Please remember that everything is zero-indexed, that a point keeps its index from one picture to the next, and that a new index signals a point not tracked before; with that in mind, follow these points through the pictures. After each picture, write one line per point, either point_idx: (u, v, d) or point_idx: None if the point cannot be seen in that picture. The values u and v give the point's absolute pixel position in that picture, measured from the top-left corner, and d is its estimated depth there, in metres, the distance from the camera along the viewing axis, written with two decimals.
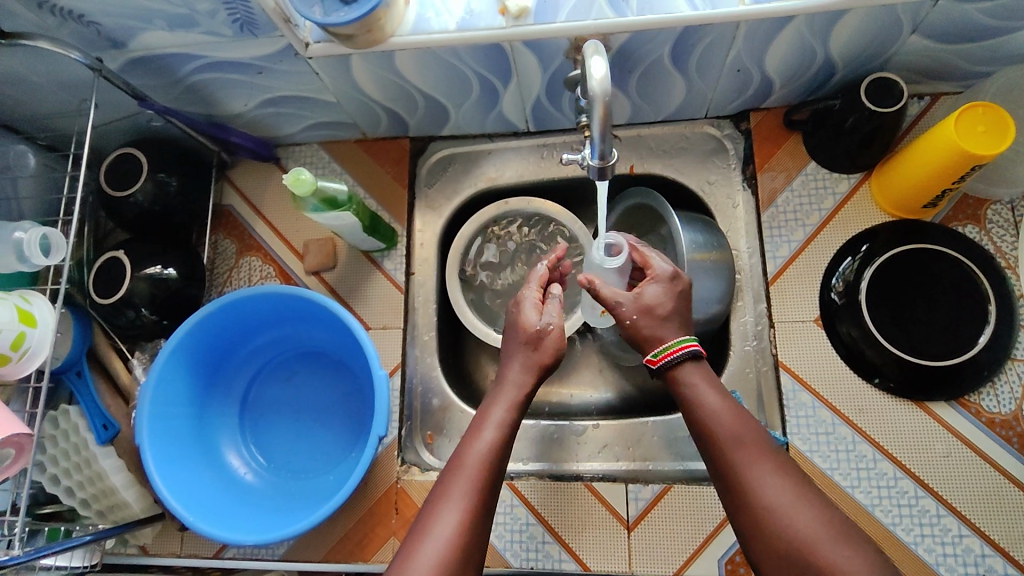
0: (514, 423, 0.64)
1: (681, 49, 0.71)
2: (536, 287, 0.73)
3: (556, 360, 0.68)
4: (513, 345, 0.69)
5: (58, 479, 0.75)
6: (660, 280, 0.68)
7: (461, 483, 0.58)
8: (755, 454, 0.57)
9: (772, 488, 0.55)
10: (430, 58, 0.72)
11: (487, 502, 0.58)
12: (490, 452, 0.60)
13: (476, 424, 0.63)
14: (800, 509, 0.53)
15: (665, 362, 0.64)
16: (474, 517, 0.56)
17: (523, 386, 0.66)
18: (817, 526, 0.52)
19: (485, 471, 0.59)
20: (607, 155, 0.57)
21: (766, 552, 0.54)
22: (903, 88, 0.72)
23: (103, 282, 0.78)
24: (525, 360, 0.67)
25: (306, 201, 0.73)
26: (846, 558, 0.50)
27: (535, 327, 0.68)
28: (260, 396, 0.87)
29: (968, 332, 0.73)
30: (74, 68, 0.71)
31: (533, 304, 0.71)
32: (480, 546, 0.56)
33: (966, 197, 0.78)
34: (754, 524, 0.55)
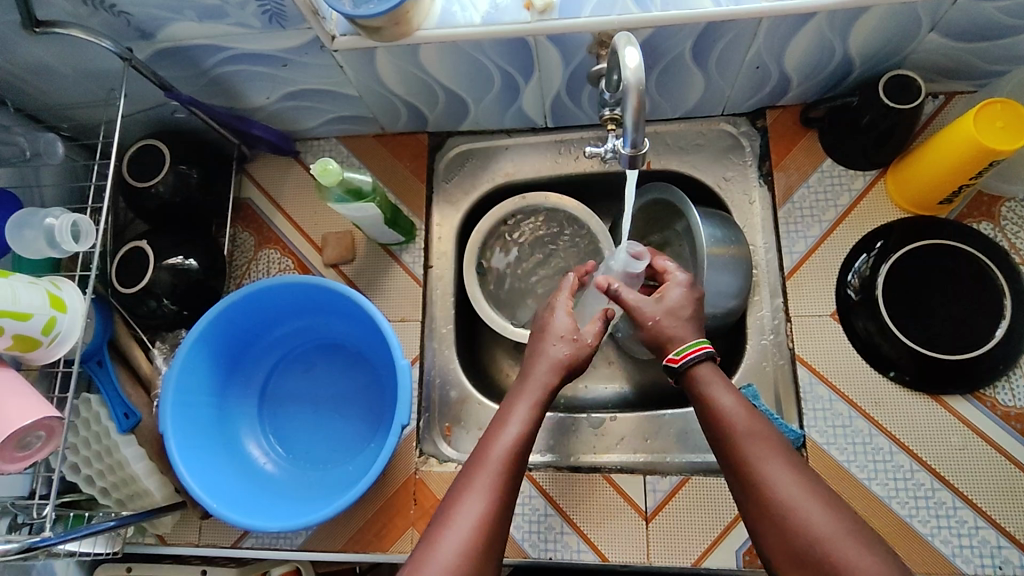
0: (538, 420, 0.63)
1: (703, 45, 0.72)
2: (567, 292, 0.74)
3: (582, 367, 0.70)
4: (540, 345, 0.69)
5: (79, 467, 0.76)
6: (680, 285, 0.71)
7: (485, 472, 0.57)
8: (765, 449, 0.57)
9: (786, 483, 0.54)
10: (455, 51, 0.73)
11: (511, 494, 0.57)
12: (514, 444, 0.59)
13: (501, 417, 0.62)
14: (813, 502, 0.53)
15: (687, 359, 0.64)
16: (499, 507, 0.56)
17: (547, 384, 0.66)
18: (831, 520, 0.51)
19: (508, 463, 0.58)
20: (638, 144, 0.58)
21: (782, 548, 0.53)
22: (921, 85, 0.73)
23: (127, 273, 0.79)
24: (553, 360, 0.67)
25: (331, 191, 0.73)
26: (859, 553, 0.49)
27: (575, 334, 0.70)
28: (279, 387, 0.88)
29: (984, 326, 0.74)
30: (102, 59, 0.72)
31: (566, 310, 0.72)
32: (502, 538, 0.55)
33: (981, 194, 0.79)
34: (770, 519, 0.54)
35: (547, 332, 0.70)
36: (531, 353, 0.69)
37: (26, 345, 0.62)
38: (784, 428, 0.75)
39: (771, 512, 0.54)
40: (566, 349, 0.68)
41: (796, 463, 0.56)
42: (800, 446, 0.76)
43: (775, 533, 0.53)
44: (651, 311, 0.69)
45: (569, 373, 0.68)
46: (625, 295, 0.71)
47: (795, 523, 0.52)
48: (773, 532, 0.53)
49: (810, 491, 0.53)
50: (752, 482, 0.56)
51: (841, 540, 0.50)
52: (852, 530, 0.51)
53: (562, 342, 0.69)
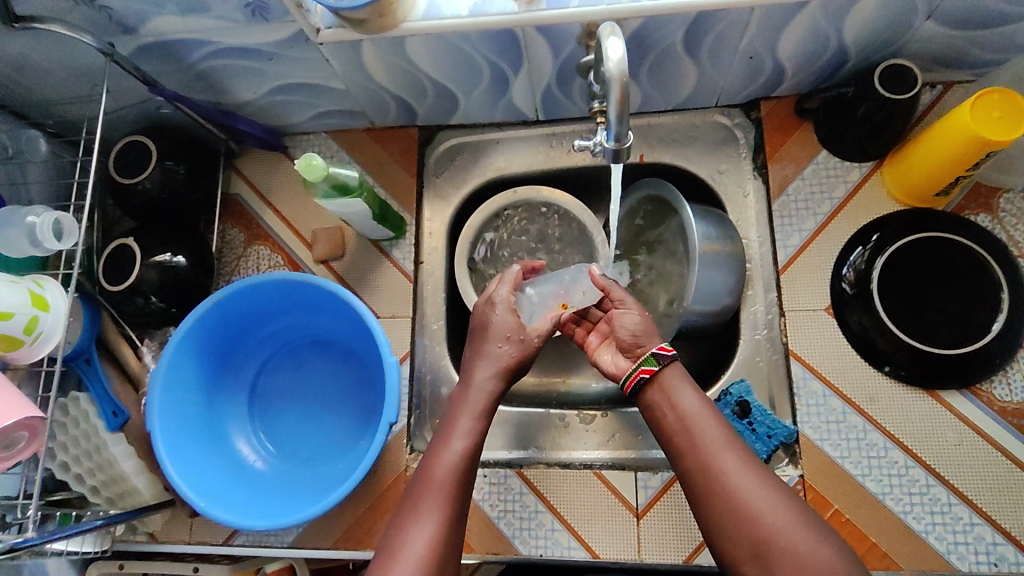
0: (482, 432, 0.64)
1: (694, 36, 0.70)
2: (509, 287, 0.74)
3: (526, 367, 0.71)
4: (485, 348, 0.69)
5: (69, 465, 0.75)
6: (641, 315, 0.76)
7: (433, 493, 0.58)
8: (718, 447, 0.58)
9: (743, 485, 0.55)
10: (442, 43, 0.71)
11: (460, 508, 0.59)
12: (458, 463, 0.60)
13: (446, 431, 0.63)
14: (766, 499, 0.54)
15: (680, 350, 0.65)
16: (448, 527, 0.57)
17: (489, 391, 0.66)
18: (783, 515, 0.53)
19: (453, 482, 0.59)
20: (622, 137, 0.57)
21: (733, 544, 0.55)
22: (917, 74, 0.71)
23: (114, 270, 0.78)
24: (497, 364, 0.68)
25: (319, 186, 0.73)
26: (809, 544, 0.52)
27: (520, 334, 0.70)
28: (269, 384, 0.87)
29: (981, 320, 0.72)
30: (84, 54, 0.71)
31: (508, 308, 0.72)
32: (454, 554, 0.57)
33: (979, 185, 0.78)
34: (722, 514, 0.56)
35: (490, 333, 0.70)
36: (473, 356, 0.70)
37: (9, 344, 0.61)
38: (776, 425, 0.75)
39: (728, 515, 0.55)
40: (511, 350, 0.69)
41: (751, 461, 0.57)
42: (793, 442, 0.75)
43: (726, 529, 0.55)
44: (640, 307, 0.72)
45: (516, 373, 0.69)
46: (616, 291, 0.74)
47: (746, 519, 0.54)
48: (723, 528, 0.55)
49: (761, 487, 0.55)
50: (704, 483, 0.57)
51: (792, 536, 0.52)
52: (801, 521, 0.53)
53: (507, 343, 0.69)
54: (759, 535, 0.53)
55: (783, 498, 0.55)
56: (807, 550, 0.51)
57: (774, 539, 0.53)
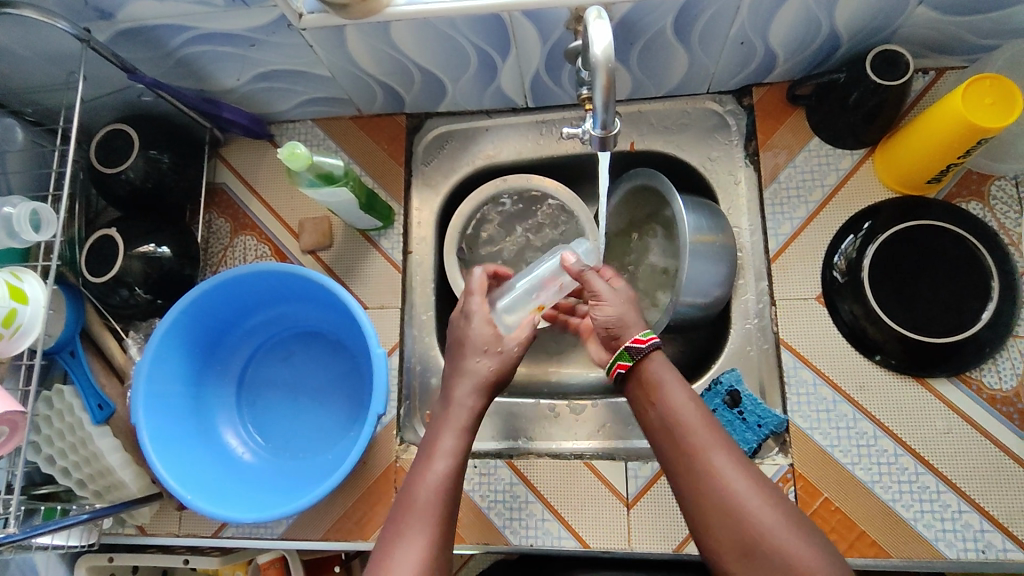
0: (465, 449, 0.63)
1: (684, 20, 0.69)
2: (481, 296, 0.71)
3: (507, 380, 0.68)
4: (461, 362, 0.67)
5: (54, 460, 0.74)
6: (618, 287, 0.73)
7: (419, 512, 0.57)
8: (707, 443, 0.57)
9: (730, 479, 0.55)
10: (427, 29, 0.70)
11: (448, 524, 0.58)
12: (443, 483, 0.59)
13: (428, 451, 0.62)
14: (752, 496, 0.54)
15: (652, 342, 0.63)
16: (437, 547, 0.56)
17: (469, 408, 0.64)
18: (774, 516, 0.53)
19: (439, 501, 0.58)
20: (608, 125, 0.56)
21: (721, 541, 0.55)
22: (908, 60, 0.70)
23: (95, 261, 0.77)
24: (477, 380, 0.66)
25: (301, 175, 0.71)
26: (800, 545, 0.52)
27: (497, 346, 0.67)
28: (256, 376, 0.87)
29: (971, 309, 0.72)
30: (61, 39, 0.69)
31: (484, 318, 0.69)
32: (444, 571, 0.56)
33: (970, 172, 0.78)
34: (710, 511, 0.55)
35: (467, 345, 0.68)
36: (453, 370, 0.67)
37: None
38: (766, 415, 0.75)
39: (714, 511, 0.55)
40: (490, 364, 0.66)
41: (738, 458, 0.57)
42: (783, 431, 0.75)
43: (713, 525, 0.55)
44: (619, 295, 0.68)
45: (496, 388, 0.67)
46: (589, 279, 0.70)
47: (735, 516, 0.54)
48: (708, 523, 0.55)
49: (745, 483, 0.55)
50: (693, 479, 0.57)
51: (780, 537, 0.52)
52: (793, 524, 0.53)
53: (485, 356, 0.67)
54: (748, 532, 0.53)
55: (772, 497, 0.55)
56: (798, 550, 0.52)
57: (765, 537, 0.52)
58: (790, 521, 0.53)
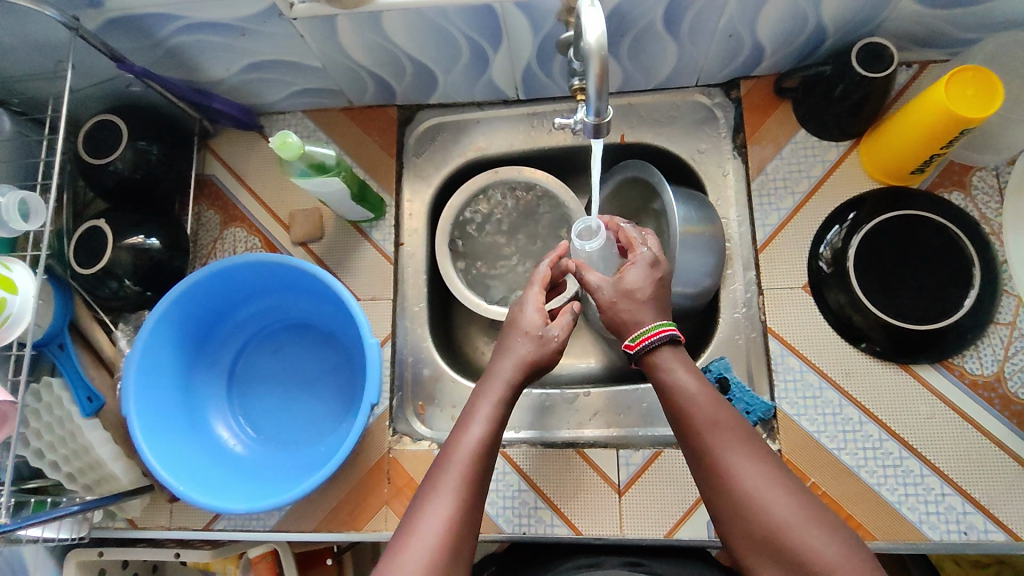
0: (503, 418, 0.62)
1: (674, 12, 0.70)
2: (538, 287, 0.72)
3: (548, 366, 0.67)
4: (510, 339, 0.67)
5: (42, 453, 0.73)
6: (641, 265, 0.67)
7: (450, 475, 0.57)
8: (730, 439, 0.57)
9: (751, 474, 0.55)
10: (418, 19, 0.70)
11: (479, 491, 0.57)
12: (477, 448, 0.58)
13: (464, 418, 0.61)
14: (773, 490, 0.54)
15: (642, 346, 0.63)
16: (464, 514, 0.55)
17: (506, 380, 0.64)
18: (793, 511, 0.53)
19: (473, 464, 0.57)
20: (602, 113, 0.57)
21: (741, 535, 0.55)
22: (893, 52, 0.71)
23: (84, 253, 0.76)
24: (518, 357, 0.65)
25: (293, 164, 0.72)
26: (822, 543, 0.51)
27: (539, 330, 0.67)
28: (247, 368, 0.86)
29: (954, 297, 0.74)
30: (48, 27, 0.68)
31: (536, 306, 0.69)
32: (469, 541, 0.55)
33: (953, 163, 0.79)
34: (732, 508, 0.55)
35: (515, 328, 0.68)
36: (498, 349, 0.67)
37: None
38: (754, 402, 0.76)
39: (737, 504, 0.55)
40: (531, 344, 0.66)
41: (761, 454, 0.57)
42: (771, 418, 0.76)
43: (732, 520, 0.55)
44: (607, 295, 0.67)
45: (537, 368, 0.66)
46: (587, 275, 0.70)
47: (755, 512, 0.54)
48: (729, 517, 0.56)
49: (767, 478, 0.55)
50: (713, 475, 0.57)
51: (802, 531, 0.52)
52: (812, 520, 0.53)
53: (528, 335, 0.67)
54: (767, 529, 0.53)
55: (792, 494, 0.55)
56: (819, 547, 0.51)
57: (783, 534, 0.52)
58: (812, 518, 0.53)
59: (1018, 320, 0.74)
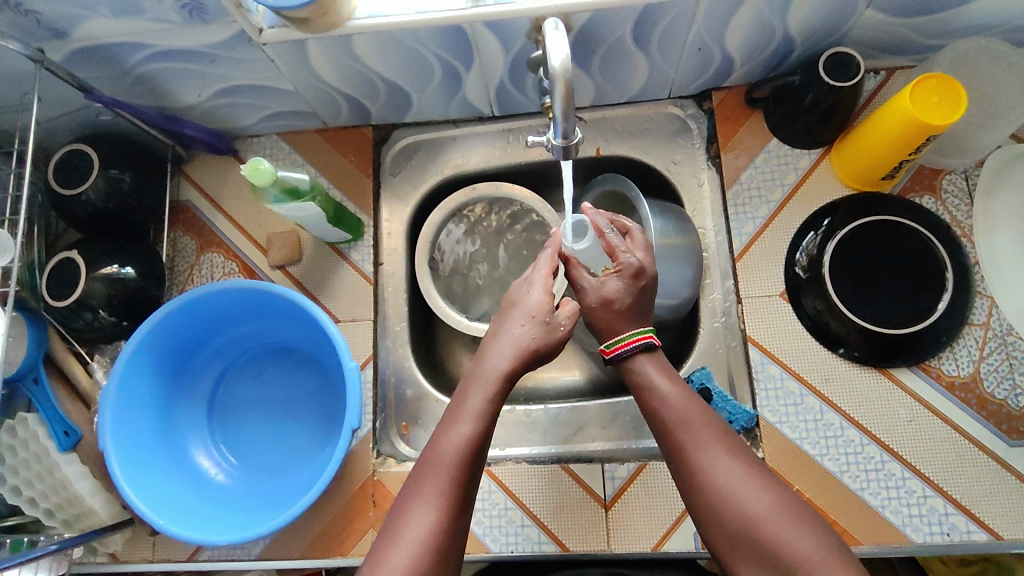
0: (494, 413, 0.60)
1: (643, 28, 0.71)
2: (547, 268, 0.68)
3: (550, 353, 0.65)
4: (515, 317, 0.65)
5: (19, 489, 0.71)
6: (624, 276, 0.67)
7: (435, 483, 0.56)
8: (705, 437, 0.59)
9: (722, 468, 0.57)
10: (389, 41, 0.70)
11: (464, 501, 0.57)
12: (467, 446, 0.57)
13: (455, 412, 0.60)
14: (747, 486, 0.56)
15: (617, 354, 0.65)
16: (449, 522, 0.55)
17: (503, 370, 0.62)
18: (764, 503, 0.55)
19: (461, 468, 0.57)
20: (570, 134, 0.57)
21: (720, 532, 0.56)
22: (859, 62, 0.72)
23: (56, 285, 0.75)
24: (518, 343, 0.63)
25: (266, 192, 0.71)
26: (794, 536, 0.53)
27: (547, 316, 0.65)
28: (228, 396, 0.85)
29: (928, 300, 0.75)
30: (14, 60, 0.68)
31: (543, 287, 0.66)
32: (456, 543, 0.55)
33: (923, 168, 0.80)
34: (708, 504, 0.57)
35: (520, 308, 0.66)
36: (496, 334, 0.65)
37: None
38: (737, 410, 0.76)
39: (711, 498, 0.57)
40: (533, 331, 0.64)
41: (736, 450, 0.59)
42: (753, 426, 0.77)
43: (710, 515, 0.57)
44: (588, 299, 0.68)
45: (538, 356, 0.64)
46: (575, 272, 0.70)
47: (730, 506, 0.55)
48: (706, 515, 0.57)
49: (744, 474, 0.57)
50: (688, 472, 0.59)
51: (772, 524, 0.54)
52: (788, 516, 0.54)
53: (531, 322, 0.64)
54: (743, 525, 0.55)
55: (764, 487, 0.56)
56: (796, 543, 0.53)
57: (758, 527, 0.54)
58: (782, 511, 0.54)
59: (991, 321, 0.75)
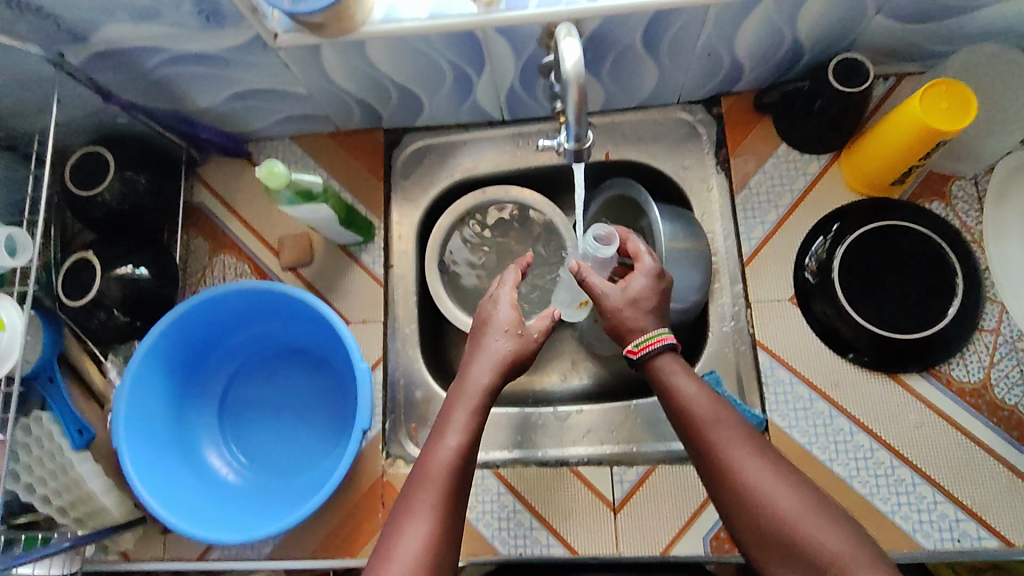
0: (479, 426, 0.62)
1: (653, 34, 0.71)
2: (511, 284, 0.72)
3: (523, 365, 0.69)
4: (488, 334, 0.69)
5: (33, 487, 0.72)
6: (648, 273, 0.70)
7: (429, 490, 0.57)
8: (731, 437, 0.59)
9: (751, 468, 0.57)
10: (402, 46, 0.71)
11: (455, 509, 0.57)
12: (456, 457, 0.59)
13: (441, 426, 0.62)
14: (777, 487, 0.56)
15: (646, 351, 0.66)
16: (444, 529, 0.55)
17: (484, 384, 0.64)
18: (796, 503, 0.55)
19: (451, 477, 0.58)
20: (582, 138, 0.58)
21: (752, 531, 0.55)
22: (870, 67, 0.73)
23: (72, 284, 0.76)
24: (494, 357, 0.67)
25: (280, 193, 0.72)
26: (824, 533, 0.53)
27: (519, 329, 0.69)
28: (239, 396, 0.86)
29: (938, 305, 0.75)
30: (34, 63, 0.69)
31: (510, 303, 0.70)
32: (451, 553, 0.55)
33: (932, 173, 0.81)
34: (737, 505, 0.57)
35: (490, 326, 0.69)
36: (473, 352, 0.68)
37: None
38: (747, 414, 0.76)
39: (741, 497, 0.56)
40: (508, 345, 0.68)
41: (760, 449, 0.58)
42: (763, 431, 0.77)
43: (741, 515, 0.56)
44: (613, 302, 0.69)
45: (514, 367, 0.68)
46: (589, 279, 0.71)
47: (760, 507, 0.55)
48: (737, 515, 0.57)
49: (773, 473, 0.57)
50: (718, 471, 0.58)
51: (804, 522, 0.53)
52: (818, 514, 0.54)
53: (505, 337, 0.68)
54: (772, 525, 0.54)
55: (794, 487, 0.56)
56: (823, 538, 0.52)
57: (788, 526, 0.53)
58: (812, 510, 0.54)
59: (1002, 327, 0.75)
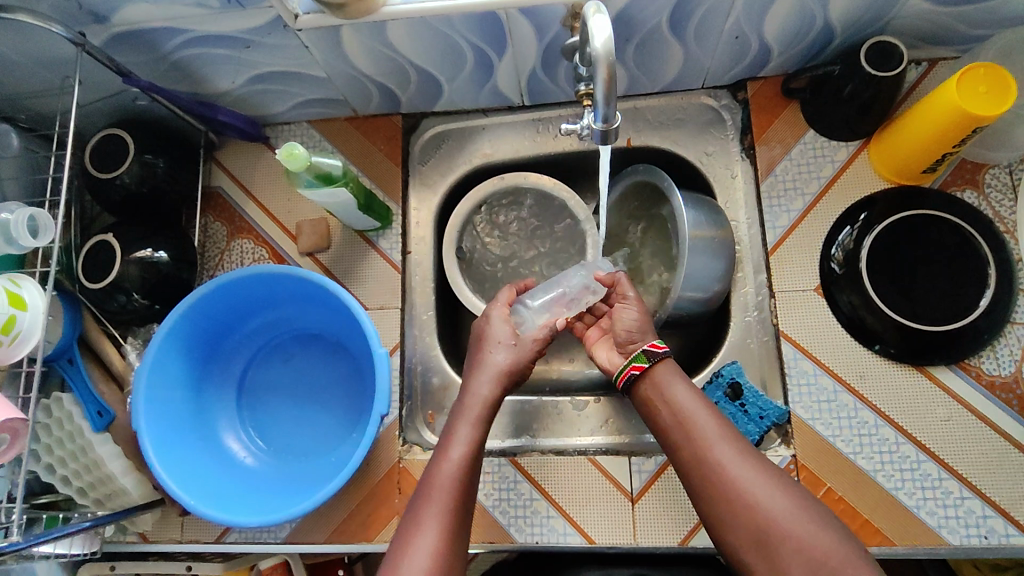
0: (482, 437, 0.65)
1: (680, 15, 0.69)
2: (504, 302, 0.76)
3: (521, 375, 0.72)
4: (483, 348, 0.73)
5: (53, 468, 0.73)
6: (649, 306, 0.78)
7: (435, 500, 0.59)
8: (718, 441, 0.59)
9: (741, 471, 0.57)
10: (423, 28, 0.70)
11: (462, 519, 0.59)
12: (459, 468, 0.61)
13: (444, 441, 0.64)
14: (766, 489, 0.55)
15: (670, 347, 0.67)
16: (450, 537, 0.56)
17: (485, 397, 0.68)
18: (785, 502, 0.54)
19: (456, 485, 0.60)
20: (610, 118, 0.56)
21: (739, 535, 0.55)
22: (904, 51, 0.70)
23: (91, 266, 0.76)
24: (494, 369, 0.70)
25: (300, 175, 0.71)
26: (812, 533, 0.52)
27: (514, 339, 0.73)
28: (258, 379, 0.86)
29: (970, 296, 0.73)
30: (55, 44, 0.68)
31: (502, 318, 0.74)
32: (459, 558, 0.57)
33: (965, 161, 0.78)
34: (723, 510, 0.56)
35: (485, 340, 0.73)
36: (472, 367, 0.71)
37: None
38: (768, 406, 0.76)
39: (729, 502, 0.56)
40: (505, 355, 0.71)
41: (752, 455, 0.58)
42: (784, 422, 0.76)
43: (727, 522, 0.56)
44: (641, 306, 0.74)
45: (512, 377, 0.71)
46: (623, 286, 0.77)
47: (748, 510, 0.55)
48: (722, 522, 0.56)
49: (761, 476, 0.56)
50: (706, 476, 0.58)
51: (791, 523, 0.53)
52: (808, 515, 0.53)
53: (500, 349, 0.72)
54: (762, 530, 0.53)
55: (784, 490, 0.55)
56: (813, 539, 0.52)
57: (773, 526, 0.53)
58: (803, 511, 0.53)
59: None
